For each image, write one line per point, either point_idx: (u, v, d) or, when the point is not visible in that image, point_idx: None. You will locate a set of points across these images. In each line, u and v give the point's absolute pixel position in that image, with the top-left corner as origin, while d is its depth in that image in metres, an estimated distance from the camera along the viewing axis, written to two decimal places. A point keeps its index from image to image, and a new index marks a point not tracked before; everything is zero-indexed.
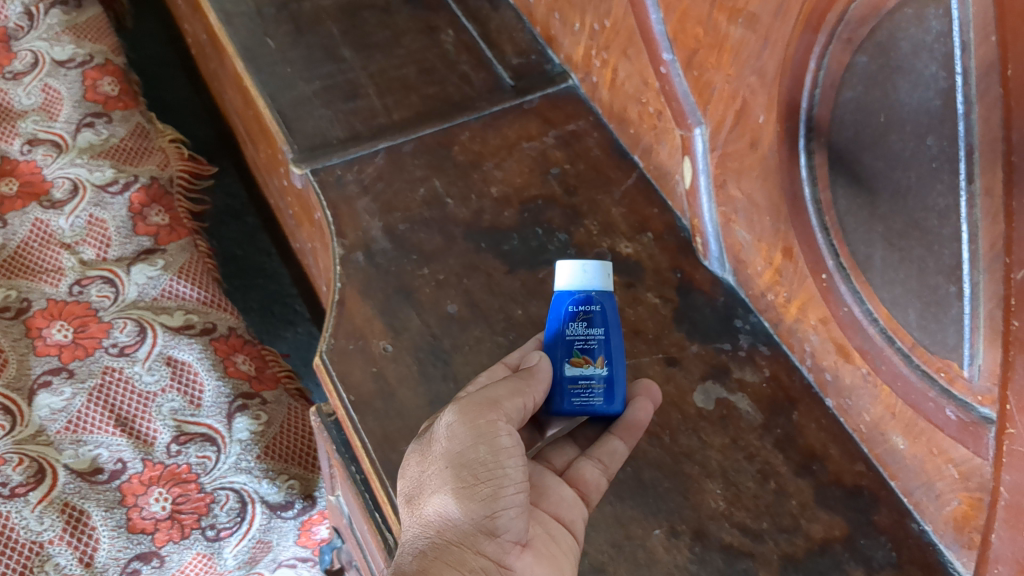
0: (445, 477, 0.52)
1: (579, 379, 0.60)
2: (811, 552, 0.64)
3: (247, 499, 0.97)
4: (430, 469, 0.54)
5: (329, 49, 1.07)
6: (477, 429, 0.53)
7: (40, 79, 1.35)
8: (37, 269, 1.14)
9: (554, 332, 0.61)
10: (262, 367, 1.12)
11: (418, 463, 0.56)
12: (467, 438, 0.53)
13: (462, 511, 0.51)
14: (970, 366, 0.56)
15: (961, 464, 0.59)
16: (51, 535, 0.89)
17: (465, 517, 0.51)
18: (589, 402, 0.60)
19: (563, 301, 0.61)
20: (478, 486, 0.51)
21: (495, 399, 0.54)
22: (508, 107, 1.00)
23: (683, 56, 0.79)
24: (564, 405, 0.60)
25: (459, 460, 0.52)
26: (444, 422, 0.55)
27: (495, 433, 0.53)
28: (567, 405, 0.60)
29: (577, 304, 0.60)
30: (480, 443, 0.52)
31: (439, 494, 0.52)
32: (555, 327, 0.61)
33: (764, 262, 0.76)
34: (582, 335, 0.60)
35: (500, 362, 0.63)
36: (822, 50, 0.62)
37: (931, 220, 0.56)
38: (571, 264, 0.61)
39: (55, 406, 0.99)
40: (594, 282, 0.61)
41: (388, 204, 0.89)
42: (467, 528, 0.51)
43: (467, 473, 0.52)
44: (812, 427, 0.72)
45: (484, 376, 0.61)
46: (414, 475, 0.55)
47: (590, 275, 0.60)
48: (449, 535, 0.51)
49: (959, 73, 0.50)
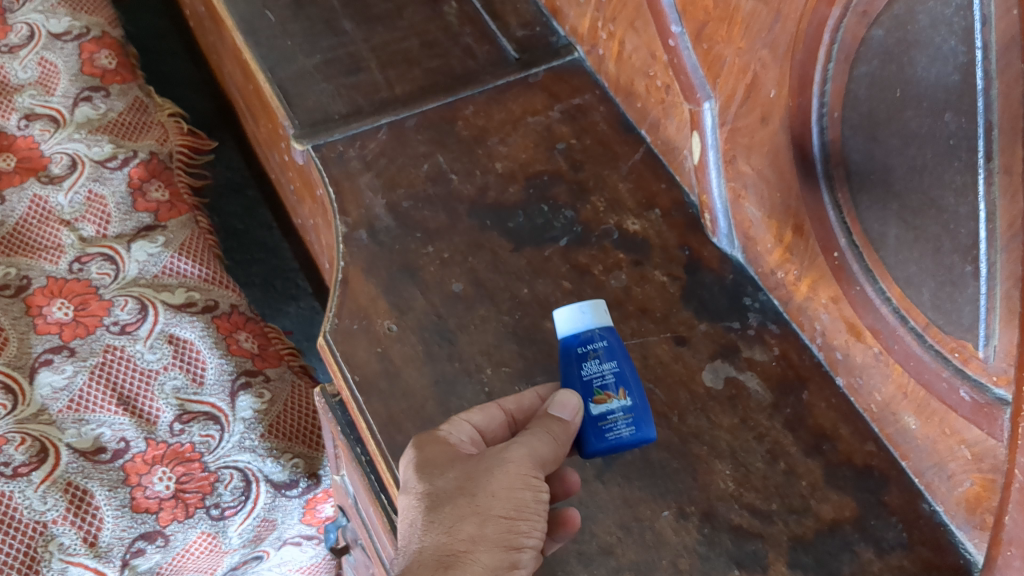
0: (487, 501, 0.51)
1: (606, 413, 0.57)
2: (821, 533, 0.64)
3: (251, 478, 0.97)
4: (468, 487, 0.52)
5: (329, 21, 1.05)
6: (530, 475, 0.53)
7: (37, 52, 1.33)
8: (36, 246, 1.13)
9: (569, 376, 0.59)
10: (264, 344, 1.11)
11: (448, 475, 0.53)
12: (519, 473, 0.53)
13: (496, 540, 0.50)
14: (985, 347, 0.55)
15: (975, 445, 0.58)
16: (54, 514, 0.89)
17: (497, 547, 0.50)
18: (621, 436, 0.57)
19: (569, 346, 0.60)
20: (518, 522, 0.51)
21: (547, 447, 0.54)
22: (513, 80, 0.97)
23: (693, 29, 0.76)
24: (596, 444, 0.57)
25: (505, 490, 0.52)
26: (500, 454, 0.53)
27: (543, 480, 0.53)
28: (598, 443, 0.57)
29: (583, 344, 0.59)
30: (530, 484, 0.52)
31: (478, 514, 0.51)
32: (569, 371, 0.60)
33: (774, 240, 0.75)
34: (598, 372, 0.58)
35: (497, 403, 0.60)
36: (836, 24, 0.60)
37: (948, 199, 0.54)
38: (568, 309, 0.61)
39: (57, 384, 0.99)
40: (595, 320, 0.60)
41: (391, 180, 0.87)
42: (496, 557, 0.50)
43: (511, 506, 0.51)
44: (823, 406, 0.71)
45: (479, 415, 0.59)
46: (442, 485, 0.53)
47: (588, 314, 0.60)
48: (476, 557, 0.49)
49: (979, 47, 0.49)
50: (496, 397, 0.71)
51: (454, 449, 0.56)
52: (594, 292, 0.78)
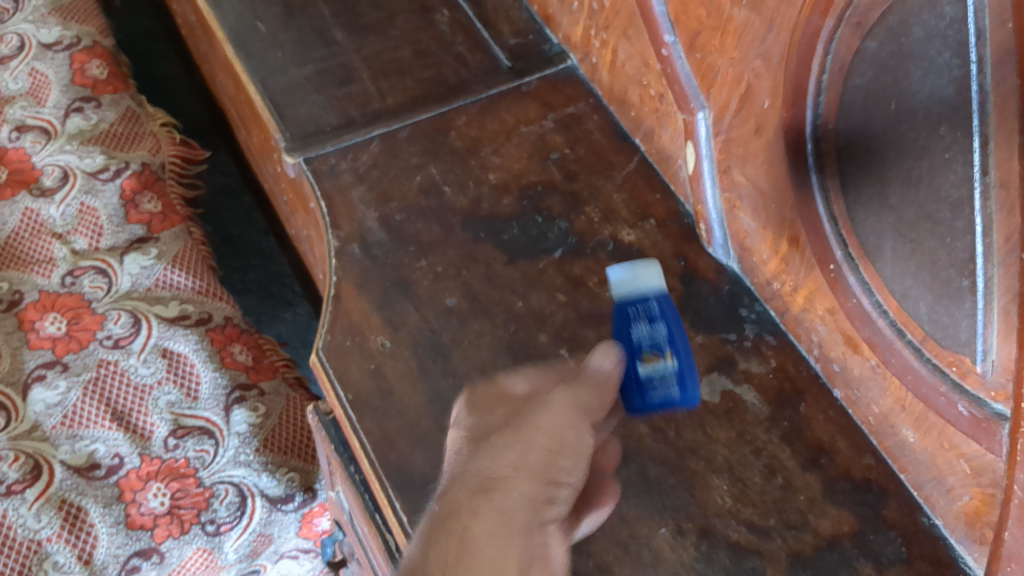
0: (532, 433, 0.50)
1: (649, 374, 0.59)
2: (819, 549, 0.63)
3: (246, 493, 0.96)
4: (515, 420, 0.52)
5: (321, 31, 1.04)
6: (574, 418, 0.52)
7: (27, 63, 1.32)
8: (28, 260, 1.12)
9: (618, 338, 0.61)
10: (258, 356, 1.08)
11: (500, 412, 0.54)
12: (564, 412, 0.52)
13: (535, 472, 0.49)
14: (983, 361, 0.54)
15: (974, 459, 0.58)
16: (48, 532, 0.89)
17: (536, 478, 0.49)
18: (667, 394, 0.60)
19: (621, 306, 0.62)
20: (559, 457, 0.50)
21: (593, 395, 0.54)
22: (506, 89, 0.97)
23: (686, 38, 0.76)
24: (638, 401, 0.60)
25: (550, 424, 0.51)
26: (546, 395, 0.53)
27: (588, 424, 0.52)
28: (641, 401, 0.60)
29: (636, 303, 0.61)
30: (575, 425, 0.51)
31: (521, 443, 0.50)
32: (619, 333, 0.62)
33: (770, 251, 0.74)
34: (644, 334, 0.60)
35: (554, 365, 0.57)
36: (830, 35, 0.59)
37: (944, 212, 0.54)
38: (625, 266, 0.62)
39: (51, 400, 0.98)
40: (648, 277, 0.62)
41: (384, 193, 0.87)
42: (534, 487, 0.49)
43: (554, 440, 0.50)
44: (820, 418, 0.70)
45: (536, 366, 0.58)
46: (490, 420, 0.53)
47: (641, 272, 0.62)
48: (515, 485, 0.49)
49: (974, 61, 0.48)
50: None
51: (505, 390, 0.55)
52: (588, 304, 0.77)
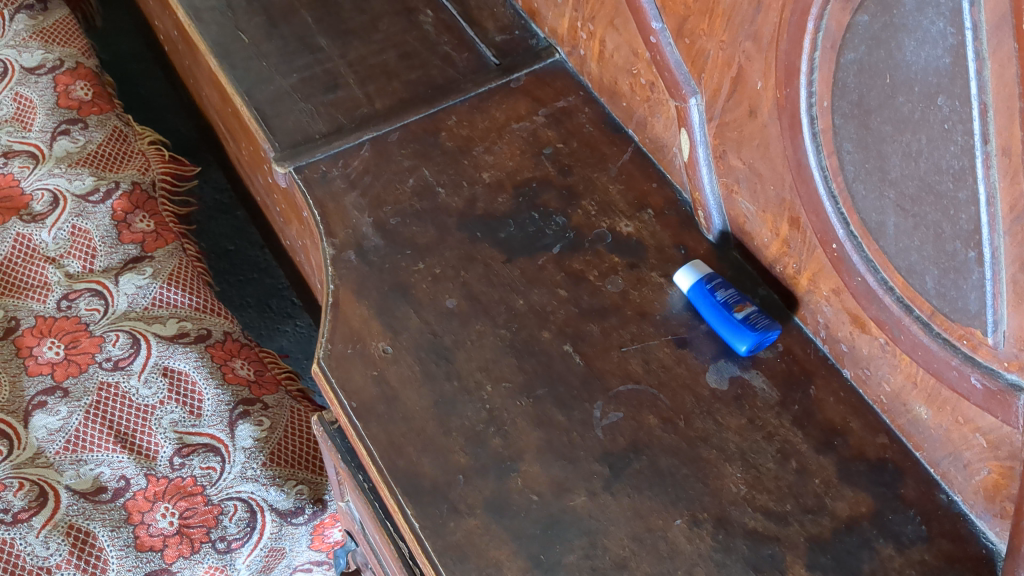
0: None
1: (747, 315, 0.71)
2: (838, 532, 0.63)
3: (256, 507, 0.95)
4: None
5: (305, 39, 1.03)
6: None
7: (10, 88, 1.31)
8: (22, 285, 1.11)
9: (706, 308, 0.74)
10: (261, 370, 1.08)
11: None
12: None
13: None
14: (994, 333, 0.53)
15: (989, 433, 0.57)
16: (58, 559, 0.87)
17: None
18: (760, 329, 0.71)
19: (700, 286, 0.75)
20: None
21: None
22: (494, 87, 0.96)
23: (674, 24, 0.75)
24: (745, 339, 0.71)
25: None
26: None
27: None
28: (748, 338, 0.71)
29: (709, 282, 0.75)
30: None
31: None
32: (703, 304, 0.74)
33: (771, 233, 0.73)
34: (727, 294, 0.73)
35: None
36: (820, 11, 0.58)
37: (946, 183, 0.53)
38: (689, 271, 0.76)
39: (52, 425, 0.97)
40: (708, 270, 0.76)
41: (377, 198, 0.86)
42: None
43: None
44: (831, 400, 0.70)
45: None
46: None
47: (700, 268, 0.76)
48: None
49: (969, 28, 0.47)
50: (497, 414, 0.70)
51: None
52: (590, 298, 0.77)
